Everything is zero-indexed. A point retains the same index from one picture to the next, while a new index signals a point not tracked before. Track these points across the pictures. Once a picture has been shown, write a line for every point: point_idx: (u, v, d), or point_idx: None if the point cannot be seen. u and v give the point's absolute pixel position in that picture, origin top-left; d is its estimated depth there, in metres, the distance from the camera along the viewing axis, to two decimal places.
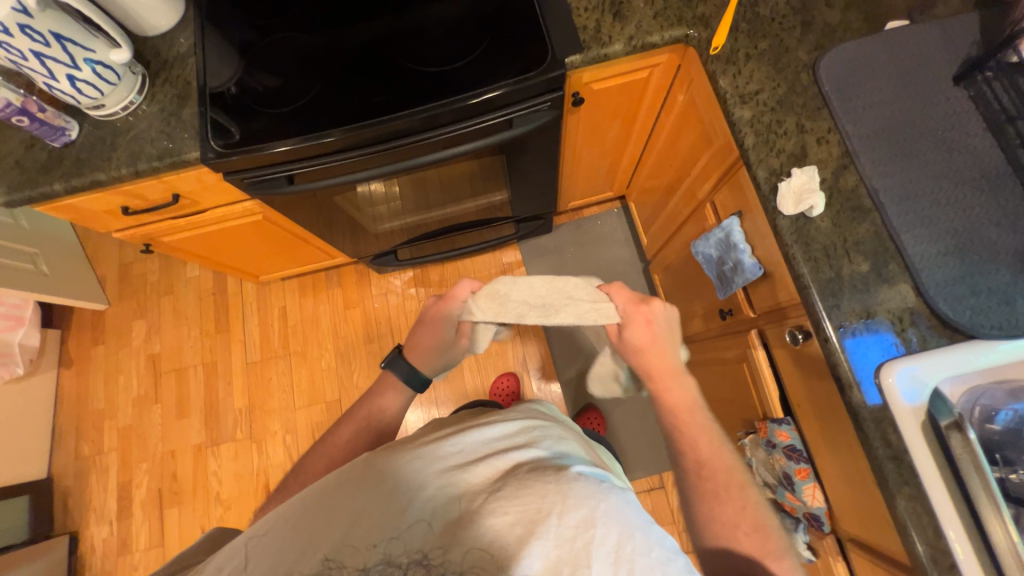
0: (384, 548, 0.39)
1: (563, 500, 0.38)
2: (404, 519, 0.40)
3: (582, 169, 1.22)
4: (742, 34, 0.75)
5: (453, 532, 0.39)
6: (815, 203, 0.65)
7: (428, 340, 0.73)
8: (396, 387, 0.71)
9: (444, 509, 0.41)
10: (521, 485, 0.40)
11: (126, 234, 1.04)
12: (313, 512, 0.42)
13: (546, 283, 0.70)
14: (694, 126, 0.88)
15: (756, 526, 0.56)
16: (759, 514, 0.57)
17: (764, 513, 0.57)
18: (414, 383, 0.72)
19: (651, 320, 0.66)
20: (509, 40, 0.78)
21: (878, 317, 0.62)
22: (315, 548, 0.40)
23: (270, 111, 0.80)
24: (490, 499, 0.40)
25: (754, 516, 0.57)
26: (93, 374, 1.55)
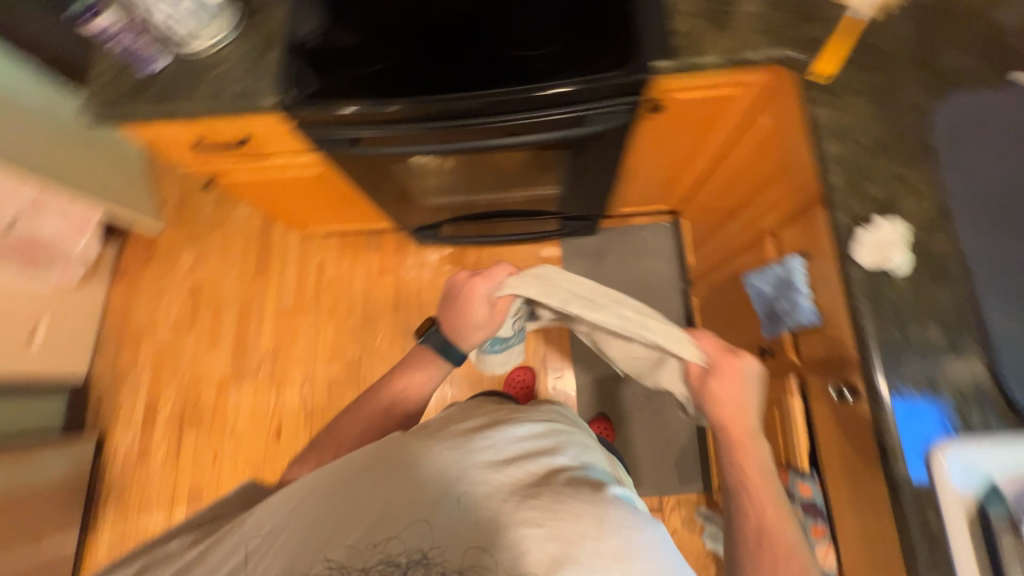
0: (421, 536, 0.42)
1: (599, 526, 0.40)
2: (442, 512, 0.42)
3: (641, 177, 1.19)
4: (851, 65, 0.70)
5: (485, 533, 0.40)
6: (899, 262, 0.61)
7: (459, 319, 0.71)
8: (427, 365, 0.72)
9: (477, 505, 0.42)
10: (556, 497, 0.42)
11: (193, 167, 1.08)
12: (344, 490, 0.46)
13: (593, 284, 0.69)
14: (774, 154, 0.83)
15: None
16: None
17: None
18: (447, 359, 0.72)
19: (737, 372, 0.63)
20: (599, 36, 0.76)
21: (941, 391, 0.58)
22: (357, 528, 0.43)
23: (350, 70, 0.80)
24: (525, 505, 0.41)
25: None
26: (140, 292, 1.65)
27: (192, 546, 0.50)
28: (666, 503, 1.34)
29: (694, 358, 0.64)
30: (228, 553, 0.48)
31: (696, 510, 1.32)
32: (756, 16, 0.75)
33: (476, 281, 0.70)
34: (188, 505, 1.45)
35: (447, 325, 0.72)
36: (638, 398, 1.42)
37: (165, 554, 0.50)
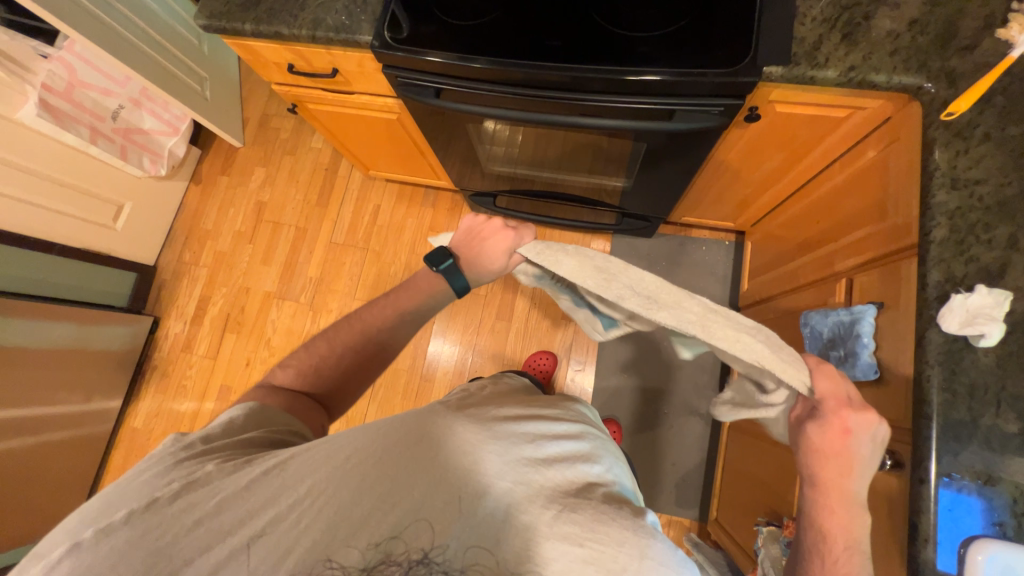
0: (447, 543, 0.40)
1: (640, 559, 0.38)
2: (477, 515, 0.41)
3: (718, 187, 1.12)
4: (993, 108, 0.62)
5: (522, 548, 0.40)
6: (990, 333, 0.53)
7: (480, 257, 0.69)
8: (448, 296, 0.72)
9: (518, 509, 0.41)
10: (600, 519, 0.41)
11: (283, 90, 1.12)
12: (372, 466, 0.44)
13: (659, 280, 0.59)
14: (871, 192, 0.76)
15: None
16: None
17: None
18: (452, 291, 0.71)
19: (851, 432, 0.50)
20: (709, 29, 0.71)
21: (999, 488, 0.53)
22: (382, 516, 0.41)
23: (447, 21, 0.80)
24: (569, 521, 0.40)
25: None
26: (211, 198, 1.76)
27: (234, 473, 0.46)
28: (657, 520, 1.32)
29: (802, 388, 0.52)
30: (267, 497, 0.43)
31: (686, 534, 1.29)
32: (892, 36, 0.68)
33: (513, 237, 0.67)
34: (216, 401, 1.58)
35: (463, 257, 0.70)
36: (654, 411, 1.39)
37: (203, 477, 0.45)
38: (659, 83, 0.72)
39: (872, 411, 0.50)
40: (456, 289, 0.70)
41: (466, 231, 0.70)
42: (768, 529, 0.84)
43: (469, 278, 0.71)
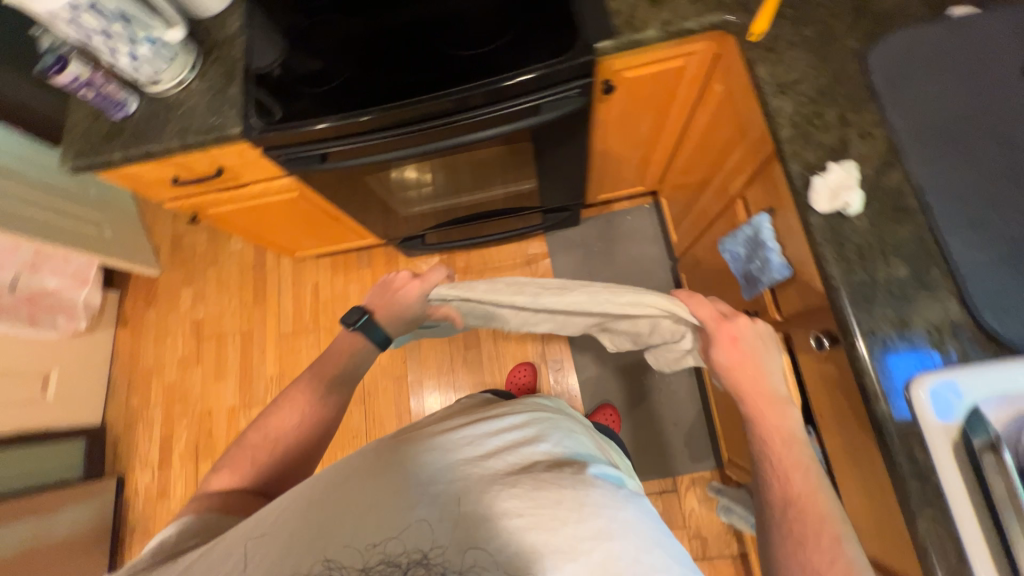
0: (385, 548, 0.40)
1: (581, 510, 0.41)
2: (413, 516, 0.41)
3: (613, 160, 1.20)
4: (786, 21, 0.72)
5: (464, 534, 0.40)
6: (852, 201, 0.61)
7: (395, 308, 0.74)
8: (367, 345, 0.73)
9: (458, 499, 0.42)
10: (537, 487, 0.43)
11: (178, 204, 1.12)
12: (312, 500, 0.43)
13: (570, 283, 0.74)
14: (730, 119, 0.85)
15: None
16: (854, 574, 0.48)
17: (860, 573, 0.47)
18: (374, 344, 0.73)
19: (738, 337, 0.62)
20: (540, 28, 0.78)
21: (914, 328, 0.58)
22: (321, 545, 0.41)
23: (310, 92, 0.83)
24: (509, 496, 0.42)
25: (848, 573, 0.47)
26: (144, 334, 1.69)
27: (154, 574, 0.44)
28: (681, 483, 1.33)
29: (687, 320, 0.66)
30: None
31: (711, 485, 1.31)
32: None
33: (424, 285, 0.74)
34: None
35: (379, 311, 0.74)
36: (641, 381, 1.42)
37: None
38: (537, 79, 0.78)
39: (742, 315, 0.64)
40: (377, 343, 0.73)
41: (384, 286, 0.76)
42: None
43: (389, 329, 0.75)
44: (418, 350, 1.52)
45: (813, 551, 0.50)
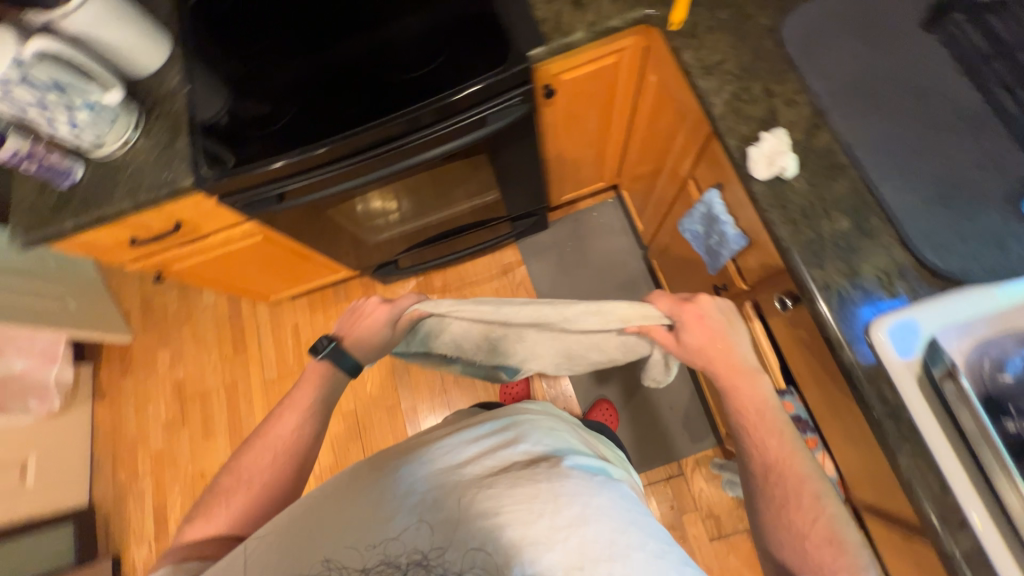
0: (383, 550, 0.43)
1: (555, 499, 0.43)
2: (403, 520, 0.43)
3: (569, 160, 1.23)
4: (702, 7, 0.76)
5: (451, 531, 0.42)
6: (787, 165, 0.64)
7: (364, 333, 0.75)
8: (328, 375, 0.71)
9: (436, 505, 0.44)
10: (513, 485, 0.44)
11: (140, 265, 1.10)
12: (308, 513, 0.46)
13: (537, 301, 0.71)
14: (670, 105, 0.89)
15: (831, 539, 0.52)
16: (834, 526, 0.53)
17: (840, 525, 0.52)
18: (343, 372, 0.73)
19: (704, 315, 0.64)
20: (474, 44, 0.82)
21: (863, 275, 0.61)
22: (317, 550, 0.43)
23: (259, 135, 0.84)
24: (485, 497, 0.43)
25: (829, 528, 0.52)
26: (125, 404, 1.63)
27: None
28: (686, 465, 1.34)
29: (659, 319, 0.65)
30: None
31: (715, 463, 1.32)
32: None
33: (392, 308, 0.75)
34: None
35: (346, 337, 0.74)
36: (632, 371, 1.43)
37: None
38: (483, 92, 0.81)
39: (703, 294, 0.66)
40: (345, 370, 0.72)
41: (353, 312, 0.77)
42: None
43: (358, 355, 0.74)
44: (408, 375, 1.51)
45: (796, 512, 0.54)
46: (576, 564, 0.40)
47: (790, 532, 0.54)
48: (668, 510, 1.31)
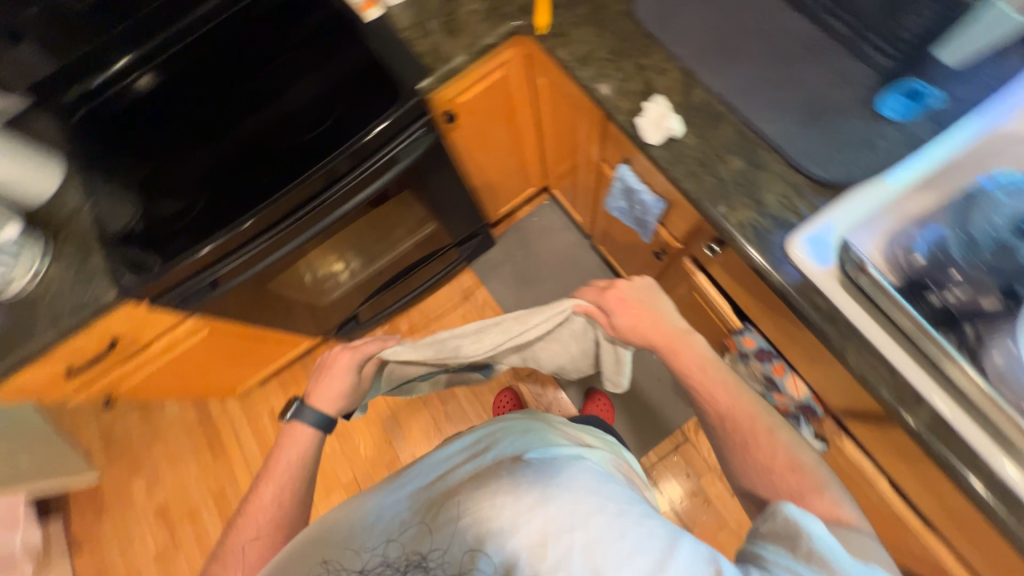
0: (380, 552, 0.45)
1: (518, 485, 0.44)
2: (393, 520, 0.47)
3: (493, 173, 1.27)
4: (563, 8, 0.82)
5: (434, 521, 0.45)
6: (674, 124, 0.70)
7: (331, 387, 0.74)
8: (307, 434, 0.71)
9: (416, 511, 0.47)
10: (478, 485, 0.46)
11: (85, 394, 1.04)
12: (313, 529, 0.50)
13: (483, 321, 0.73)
14: (565, 100, 0.95)
15: (793, 466, 0.56)
16: (792, 454, 0.57)
17: (797, 451, 0.57)
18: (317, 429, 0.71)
19: (625, 296, 0.67)
20: (367, 91, 0.86)
21: (769, 204, 0.66)
22: (317, 554, 0.47)
23: (179, 227, 0.82)
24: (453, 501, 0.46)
25: (789, 455, 0.57)
26: (107, 548, 1.50)
27: None
28: (689, 430, 1.36)
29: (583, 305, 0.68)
30: None
31: None
32: (475, 11, 0.87)
33: (353, 353, 0.75)
34: None
35: (314, 396, 0.73)
36: None
37: None
38: (390, 129, 0.84)
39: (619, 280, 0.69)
40: (318, 426, 0.71)
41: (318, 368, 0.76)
42: (727, 357, 0.90)
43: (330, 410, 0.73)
44: (400, 427, 1.46)
45: (758, 450, 0.58)
46: (538, 542, 0.40)
47: (759, 472, 0.58)
48: (686, 479, 1.32)
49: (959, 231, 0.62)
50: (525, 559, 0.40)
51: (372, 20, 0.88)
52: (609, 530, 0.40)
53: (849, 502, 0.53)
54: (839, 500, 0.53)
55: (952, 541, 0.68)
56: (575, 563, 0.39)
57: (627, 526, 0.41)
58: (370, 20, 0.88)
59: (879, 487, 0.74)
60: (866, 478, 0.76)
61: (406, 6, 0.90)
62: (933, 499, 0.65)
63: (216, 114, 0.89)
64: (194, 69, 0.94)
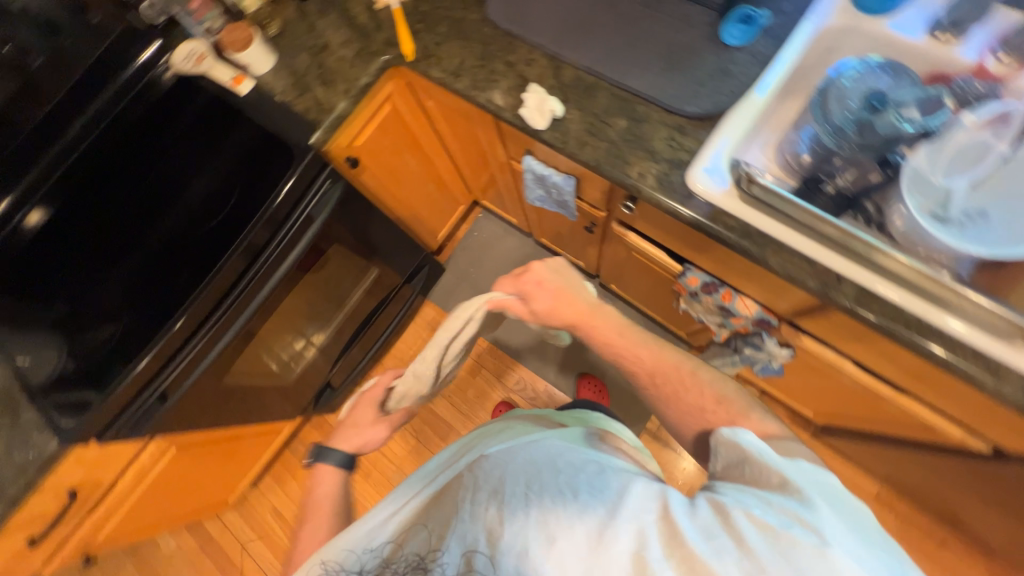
0: (374, 550, 0.48)
1: (482, 471, 0.47)
2: (384, 519, 0.50)
3: (415, 201, 1.29)
4: (423, 31, 0.85)
5: (418, 514, 0.48)
6: (554, 105, 0.73)
7: (357, 422, 0.82)
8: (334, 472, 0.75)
9: (405, 509, 0.51)
10: (451, 482, 0.49)
11: (58, 560, 0.95)
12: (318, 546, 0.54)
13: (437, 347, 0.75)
14: (457, 114, 0.98)
15: (720, 400, 0.60)
16: (717, 389, 0.61)
17: (721, 386, 0.62)
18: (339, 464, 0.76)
19: (539, 278, 0.74)
20: (260, 161, 0.85)
21: (660, 150, 0.70)
22: (318, 558, 0.50)
23: (108, 351, 0.78)
24: (431, 503, 0.48)
25: (714, 391, 0.61)
26: None
27: None
28: None
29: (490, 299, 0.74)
30: None
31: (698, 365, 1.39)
32: (345, 59, 0.89)
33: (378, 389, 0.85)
34: None
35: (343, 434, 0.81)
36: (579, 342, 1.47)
37: None
38: (298, 186, 0.84)
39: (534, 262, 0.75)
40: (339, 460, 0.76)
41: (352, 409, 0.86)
42: (683, 301, 0.94)
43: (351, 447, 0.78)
44: None
45: (689, 394, 0.61)
46: (495, 519, 0.41)
47: (689, 416, 0.61)
48: None
49: (824, 124, 0.69)
50: (485, 540, 0.40)
51: (248, 91, 0.89)
52: (561, 491, 0.42)
53: (769, 417, 0.57)
54: (762, 418, 0.57)
55: (922, 396, 0.73)
56: (528, 530, 0.39)
57: (581, 486, 0.43)
58: (246, 92, 0.88)
59: (848, 371, 0.79)
60: (833, 366, 0.81)
61: (276, 71, 0.91)
62: (891, 364, 0.70)
63: (119, 229, 0.85)
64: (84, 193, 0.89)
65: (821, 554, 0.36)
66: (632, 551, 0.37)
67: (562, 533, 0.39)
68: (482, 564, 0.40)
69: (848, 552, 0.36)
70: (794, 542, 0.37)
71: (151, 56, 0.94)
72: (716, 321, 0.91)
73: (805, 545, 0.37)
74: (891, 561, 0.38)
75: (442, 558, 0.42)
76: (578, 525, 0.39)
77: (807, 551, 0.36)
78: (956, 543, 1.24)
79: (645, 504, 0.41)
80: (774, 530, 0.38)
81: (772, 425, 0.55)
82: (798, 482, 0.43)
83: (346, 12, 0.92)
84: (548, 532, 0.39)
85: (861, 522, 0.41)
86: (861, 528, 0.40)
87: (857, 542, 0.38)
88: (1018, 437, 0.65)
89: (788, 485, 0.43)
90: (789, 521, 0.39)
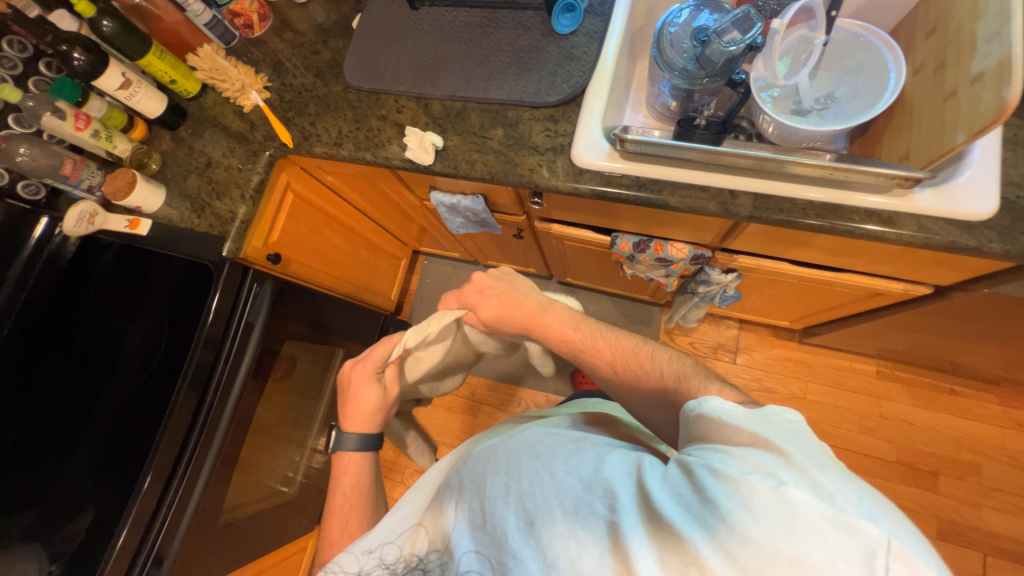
0: (374, 556, 0.52)
1: (465, 470, 0.52)
2: (384, 536, 0.54)
3: (355, 272, 1.31)
4: (295, 118, 0.88)
5: (414, 524, 0.52)
6: (433, 138, 0.76)
7: (362, 405, 0.73)
8: (359, 457, 0.73)
9: (404, 524, 0.54)
10: (444, 490, 0.53)
11: None
12: None
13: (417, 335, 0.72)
14: (358, 179, 1.01)
15: (678, 376, 0.60)
16: (674, 366, 0.61)
17: (675, 362, 0.62)
18: (365, 446, 0.73)
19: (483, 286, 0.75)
20: (186, 293, 0.85)
21: (540, 142, 0.75)
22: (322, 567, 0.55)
23: (93, 534, 0.74)
24: (428, 509, 0.52)
25: (672, 369, 0.61)
26: None
27: None
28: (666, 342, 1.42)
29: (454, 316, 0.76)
30: None
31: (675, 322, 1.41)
32: (229, 167, 0.91)
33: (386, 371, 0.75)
34: None
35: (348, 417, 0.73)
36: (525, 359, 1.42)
37: None
38: (227, 297, 0.85)
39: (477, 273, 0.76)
40: (359, 448, 0.72)
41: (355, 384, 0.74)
42: (628, 267, 0.97)
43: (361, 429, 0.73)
44: None
45: (649, 376, 0.62)
46: (480, 512, 0.46)
47: (655, 398, 0.61)
48: None
49: (671, 72, 0.74)
50: (473, 534, 0.45)
51: (147, 231, 0.87)
52: (538, 474, 0.46)
53: (726, 385, 0.56)
54: (721, 386, 0.55)
55: (857, 266, 0.78)
56: (510, 519, 0.43)
57: (559, 466, 0.46)
58: (146, 231, 0.87)
59: (789, 271, 0.83)
60: (776, 271, 0.85)
61: (171, 203, 0.90)
62: (817, 250, 0.75)
63: (70, 412, 0.80)
64: (9, 399, 0.79)
65: (781, 495, 0.37)
66: (608, 522, 0.41)
67: (542, 518, 0.42)
68: (471, 560, 0.44)
69: (805, 488, 0.37)
70: (752, 488, 0.38)
71: (45, 230, 0.90)
72: (661, 273, 0.95)
73: (763, 489, 0.37)
74: (855, 490, 0.38)
75: (435, 559, 0.47)
76: (555, 505, 0.43)
77: (765, 495, 0.37)
78: (964, 387, 1.29)
79: (620, 476, 0.44)
80: (735, 480, 0.39)
81: (730, 391, 0.54)
82: (765, 434, 0.42)
83: (219, 123, 0.94)
84: (532, 522, 0.42)
85: (824, 458, 0.41)
86: (826, 463, 0.41)
87: (816, 476, 0.38)
88: (945, 269, 0.70)
89: (756, 441, 0.42)
90: (751, 469, 0.39)
